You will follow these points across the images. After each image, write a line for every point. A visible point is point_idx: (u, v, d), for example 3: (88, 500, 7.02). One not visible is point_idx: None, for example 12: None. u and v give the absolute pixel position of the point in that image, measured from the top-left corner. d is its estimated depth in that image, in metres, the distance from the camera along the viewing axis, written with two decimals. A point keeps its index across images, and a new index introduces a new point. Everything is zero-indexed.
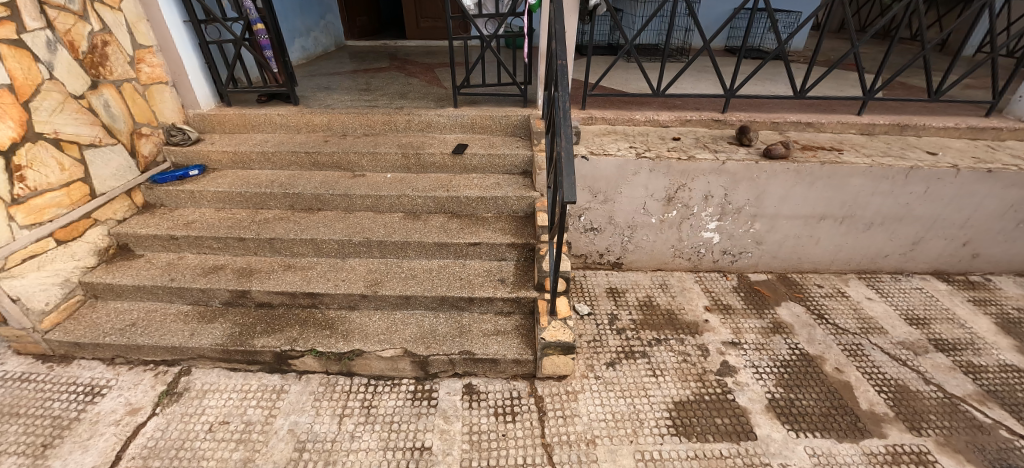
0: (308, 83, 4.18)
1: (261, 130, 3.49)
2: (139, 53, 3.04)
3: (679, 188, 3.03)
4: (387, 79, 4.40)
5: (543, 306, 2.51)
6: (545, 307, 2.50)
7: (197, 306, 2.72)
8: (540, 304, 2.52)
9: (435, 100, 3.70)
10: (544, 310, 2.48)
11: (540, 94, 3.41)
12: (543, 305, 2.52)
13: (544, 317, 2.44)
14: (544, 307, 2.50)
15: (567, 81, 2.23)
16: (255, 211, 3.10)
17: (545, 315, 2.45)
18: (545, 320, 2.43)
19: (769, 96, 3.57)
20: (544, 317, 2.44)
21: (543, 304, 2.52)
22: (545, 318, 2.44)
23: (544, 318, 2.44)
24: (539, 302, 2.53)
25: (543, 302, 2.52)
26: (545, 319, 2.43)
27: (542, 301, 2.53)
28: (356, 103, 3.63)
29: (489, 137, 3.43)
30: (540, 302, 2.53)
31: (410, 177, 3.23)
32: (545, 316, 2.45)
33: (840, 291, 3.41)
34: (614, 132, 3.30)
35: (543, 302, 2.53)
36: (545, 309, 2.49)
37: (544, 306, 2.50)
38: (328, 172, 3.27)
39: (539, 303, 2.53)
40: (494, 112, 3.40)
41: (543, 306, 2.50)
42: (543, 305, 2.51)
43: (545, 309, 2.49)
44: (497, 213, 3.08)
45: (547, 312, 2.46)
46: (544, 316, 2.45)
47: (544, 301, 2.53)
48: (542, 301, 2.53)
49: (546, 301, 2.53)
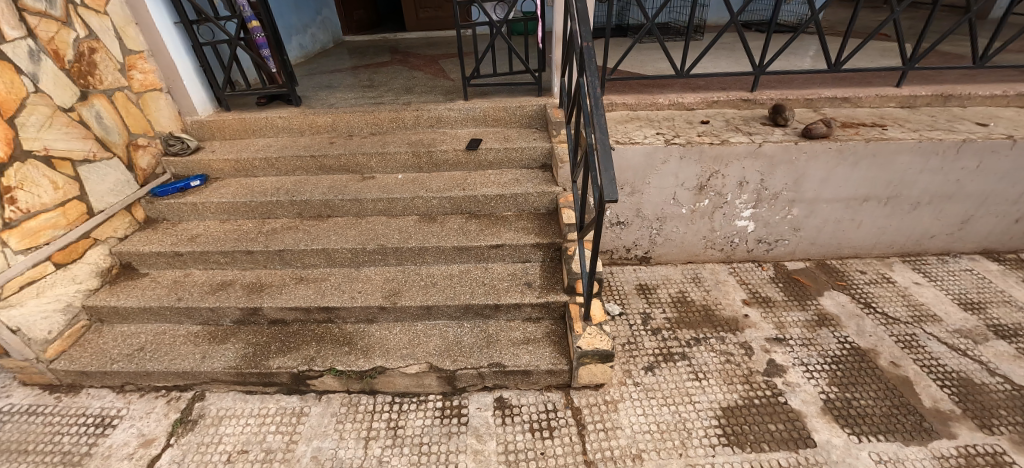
0: (309, 82, 3.99)
1: (263, 134, 3.31)
2: (130, 59, 2.86)
3: (712, 175, 2.82)
4: (390, 74, 4.19)
5: (576, 312, 2.33)
6: (579, 313, 2.32)
7: (207, 326, 2.57)
8: (573, 311, 2.34)
9: (443, 93, 3.50)
10: (578, 316, 2.31)
11: (555, 81, 3.19)
12: (577, 311, 2.34)
13: (579, 324, 2.27)
14: (578, 313, 2.32)
15: (595, 65, 2.03)
16: (262, 221, 2.93)
17: (580, 322, 2.28)
18: (580, 327, 2.25)
19: (801, 72, 3.32)
20: (579, 324, 2.27)
21: (577, 311, 2.34)
22: (580, 325, 2.27)
23: (580, 326, 2.26)
24: (572, 308, 2.36)
25: (576, 308, 2.34)
26: (580, 327, 2.26)
27: (574, 307, 2.36)
28: (360, 101, 3.43)
29: (503, 130, 3.23)
30: (573, 309, 2.36)
31: (423, 177, 3.04)
32: (579, 322, 2.28)
33: (885, 276, 3.20)
34: (638, 119, 3.09)
35: (575, 308, 2.36)
36: (578, 315, 2.31)
37: (578, 312, 2.33)
38: (336, 176, 3.09)
39: (572, 309, 2.35)
40: (508, 104, 3.20)
41: (576, 312, 2.32)
42: (577, 312, 2.33)
43: (579, 315, 2.31)
44: (517, 212, 2.89)
45: (581, 319, 2.29)
46: (579, 323, 2.28)
47: (577, 307, 2.35)
48: (575, 307, 2.36)
49: (579, 307, 2.36)
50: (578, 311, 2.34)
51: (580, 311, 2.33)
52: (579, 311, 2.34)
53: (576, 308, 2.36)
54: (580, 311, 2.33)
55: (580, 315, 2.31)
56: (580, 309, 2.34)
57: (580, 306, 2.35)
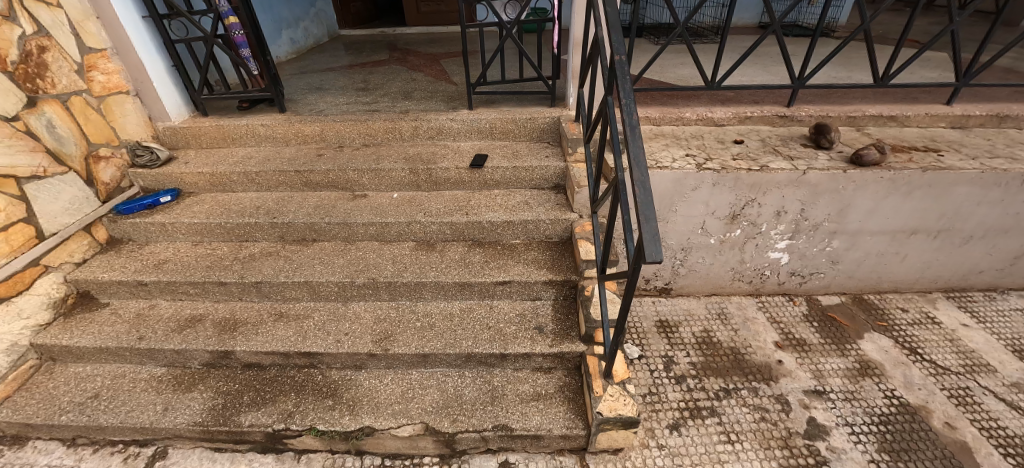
0: (298, 83, 3.64)
1: (244, 143, 2.97)
2: (89, 59, 2.51)
3: (747, 203, 2.50)
4: (387, 75, 3.84)
5: (593, 366, 2.02)
6: (597, 369, 2.01)
7: (173, 368, 2.26)
8: (589, 365, 2.03)
9: (445, 100, 3.16)
10: (596, 372, 2.00)
11: (570, 91, 2.85)
12: (594, 365, 2.03)
13: (597, 383, 1.96)
14: (595, 369, 2.01)
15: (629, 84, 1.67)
16: (239, 244, 2.61)
17: (598, 380, 1.97)
18: (599, 388, 1.94)
19: (842, 86, 2.99)
20: (597, 383, 1.96)
21: (594, 365, 2.03)
22: (599, 383, 1.96)
23: (598, 386, 1.95)
24: (589, 360, 2.05)
25: (593, 361, 2.03)
26: (599, 387, 1.95)
27: (591, 360, 2.04)
28: (353, 107, 3.09)
29: (512, 145, 2.89)
30: (589, 362, 2.04)
31: (421, 197, 2.71)
32: (598, 380, 1.97)
33: (929, 316, 2.90)
34: (663, 135, 2.76)
35: (593, 360, 2.04)
36: (596, 371, 2.00)
37: (596, 367, 2.01)
38: (324, 194, 2.77)
39: (589, 363, 2.04)
40: (517, 115, 2.86)
41: (593, 367, 2.01)
42: (593, 366, 2.02)
43: (597, 371, 2.00)
44: (527, 240, 2.57)
45: (600, 376, 1.98)
46: (597, 381, 1.97)
47: (594, 360, 2.04)
48: (591, 359, 2.05)
49: (597, 360, 2.04)
50: (596, 365, 2.02)
51: (598, 366, 2.01)
52: (596, 366, 2.02)
53: (593, 362, 2.04)
54: (598, 365, 2.02)
55: (598, 371, 2.00)
56: (598, 362, 2.03)
57: (597, 360, 2.03)
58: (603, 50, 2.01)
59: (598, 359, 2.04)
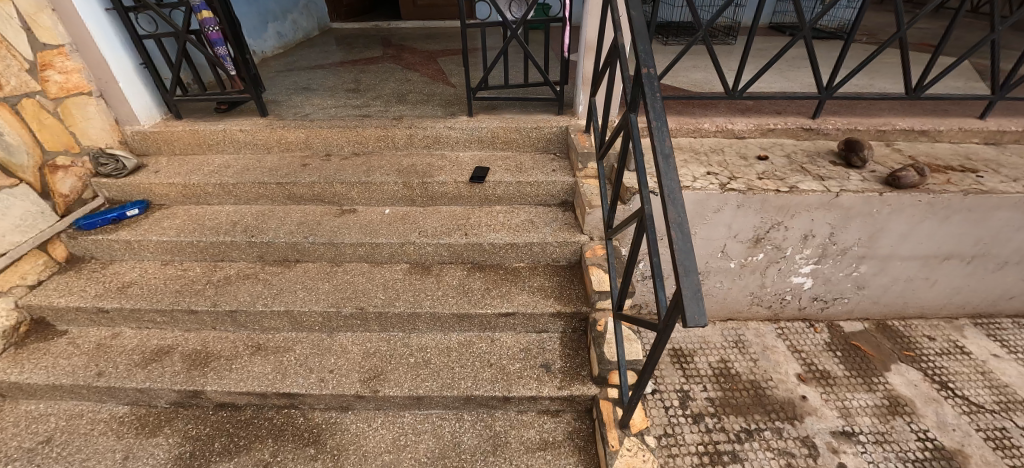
0: (283, 83, 3.37)
1: (222, 150, 2.72)
2: (43, 56, 2.23)
3: (773, 226, 2.29)
4: (380, 74, 3.57)
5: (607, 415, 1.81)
6: (611, 418, 1.80)
7: (137, 407, 2.03)
8: (602, 412, 1.82)
9: (442, 104, 2.91)
10: (610, 421, 1.78)
11: (579, 98, 2.61)
12: (607, 413, 1.81)
13: (612, 434, 1.75)
14: (609, 418, 1.80)
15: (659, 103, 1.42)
16: (214, 264, 2.36)
17: (612, 431, 1.76)
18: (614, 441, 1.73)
19: (871, 96, 2.78)
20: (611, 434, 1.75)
21: (607, 413, 1.81)
22: (614, 436, 1.74)
23: (612, 438, 1.73)
24: (602, 406, 1.83)
25: (607, 407, 1.82)
26: (614, 439, 1.73)
27: (605, 406, 1.83)
28: (341, 111, 2.83)
29: (515, 155, 2.66)
30: (603, 408, 1.83)
31: (415, 213, 2.48)
32: (612, 431, 1.76)
33: (956, 345, 2.72)
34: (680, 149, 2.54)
35: (606, 406, 1.83)
36: (610, 420, 1.79)
37: (610, 415, 1.80)
38: (309, 209, 2.52)
39: (602, 410, 1.83)
40: (522, 122, 2.62)
41: (607, 415, 1.80)
42: (607, 414, 1.81)
43: (611, 421, 1.79)
44: (531, 263, 2.35)
45: (614, 426, 1.77)
46: (611, 433, 1.75)
47: (608, 406, 1.83)
48: (605, 405, 1.83)
49: (611, 405, 1.83)
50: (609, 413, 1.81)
51: (613, 415, 1.80)
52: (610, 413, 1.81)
53: (607, 408, 1.83)
54: (612, 413, 1.81)
55: (612, 420, 1.79)
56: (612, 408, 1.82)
57: (612, 405, 1.82)
58: (625, 58, 1.76)
59: (613, 405, 1.82)
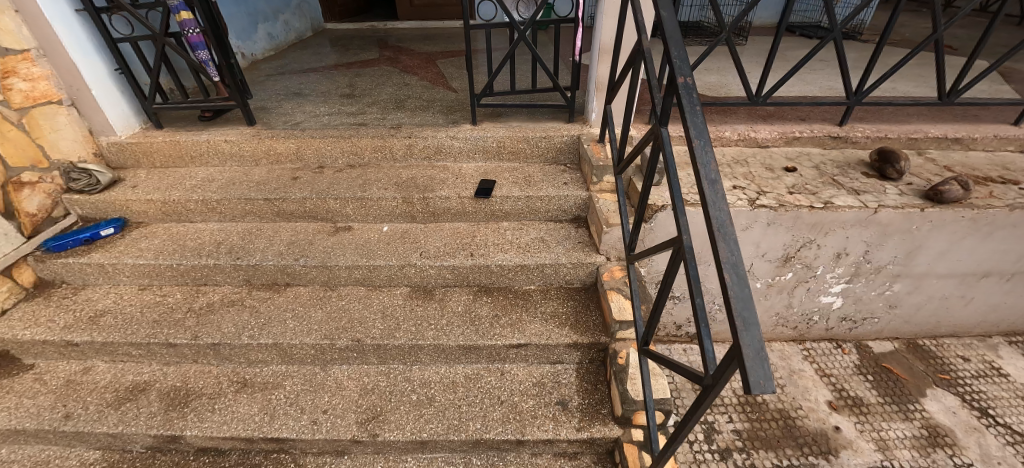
0: (273, 88, 3.17)
1: (206, 162, 2.52)
2: (5, 62, 2.02)
3: (805, 245, 2.12)
4: (376, 78, 3.38)
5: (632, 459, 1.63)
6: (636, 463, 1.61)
7: (110, 452, 1.83)
8: (626, 456, 1.64)
9: (443, 111, 2.71)
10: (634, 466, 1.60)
11: (591, 105, 2.41)
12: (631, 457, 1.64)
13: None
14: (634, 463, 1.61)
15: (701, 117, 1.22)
16: (196, 289, 2.16)
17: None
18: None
19: (901, 102, 2.61)
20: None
21: (631, 457, 1.64)
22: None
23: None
24: (626, 450, 1.66)
25: (631, 451, 1.65)
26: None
27: (629, 449, 1.66)
28: (334, 119, 2.63)
29: (523, 167, 2.47)
30: (626, 451, 1.66)
31: (416, 231, 2.29)
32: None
33: (993, 366, 2.56)
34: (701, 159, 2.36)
35: (630, 449, 1.65)
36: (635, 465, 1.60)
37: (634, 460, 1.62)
38: (300, 227, 2.32)
39: (625, 453, 1.65)
40: (530, 131, 2.43)
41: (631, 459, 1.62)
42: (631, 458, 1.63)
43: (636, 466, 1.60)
44: (543, 285, 2.16)
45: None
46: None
47: (632, 449, 1.65)
48: (629, 448, 1.66)
49: (635, 449, 1.66)
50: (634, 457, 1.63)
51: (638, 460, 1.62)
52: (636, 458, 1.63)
53: (631, 452, 1.65)
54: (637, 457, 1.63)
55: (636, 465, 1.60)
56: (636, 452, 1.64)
57: (636, 449, 1.65)
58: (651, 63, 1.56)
59: (638, 449, 1.65)
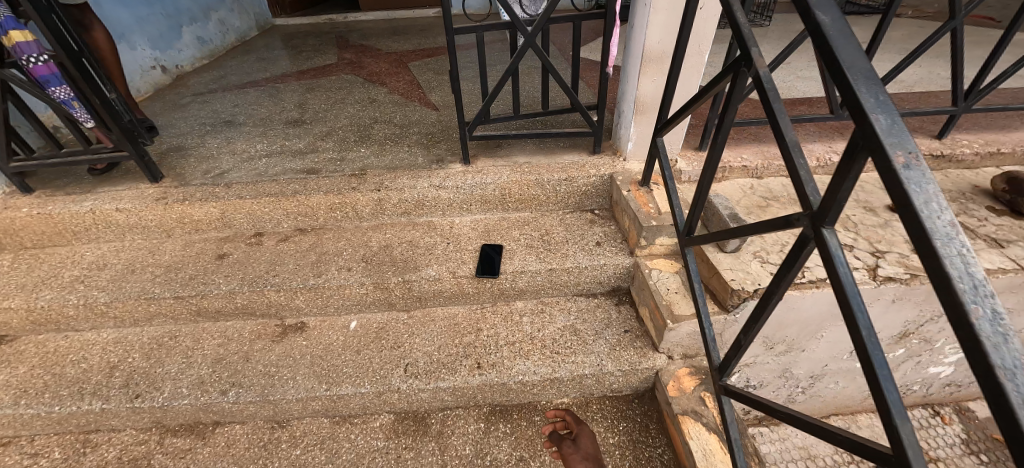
0: (199, 117, 2.44)
1: (98, 236, 1.81)
2: None
3: (932, 319, 1.56)
4: (333, 93, 2.65)
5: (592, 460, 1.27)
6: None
7: None
8: (585, 455, 1.28)
9: (423, 143, 2.04)
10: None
11: (626, 131, 1.76)
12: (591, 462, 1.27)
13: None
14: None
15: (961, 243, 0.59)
16: (85, 439, 1.50)
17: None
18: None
19: (1010, 104, 2.03)
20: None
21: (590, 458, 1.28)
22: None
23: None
24: (580, 444, 1.32)
25: (582, 435, 1.35)
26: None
27: (586, 439, 1.34)
28: (273, 163, 1.92)
29: (538, 221, 1.83)
30: (576, 442, 1.33)
31: (397, 325, 1.64)
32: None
33: None
34: (776, 199, 1.77)
35: (587, 440, 1.34)
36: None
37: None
38: (233, 330, 1.65)
39: (582, 448, 1.30)
40: (543, 168, 1.79)
41: (589, 452, 1.29)
42: (580, 456, 1.28)
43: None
44: (579, 397, 1.56)
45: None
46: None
47: (588, 437, 1.34)
48: (585, 439, 1.34)
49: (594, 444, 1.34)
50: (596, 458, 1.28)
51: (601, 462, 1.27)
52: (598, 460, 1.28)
53: (591, 449, 1.31)
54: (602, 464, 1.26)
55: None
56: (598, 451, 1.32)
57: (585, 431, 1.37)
58: (773, 98, 0.92)
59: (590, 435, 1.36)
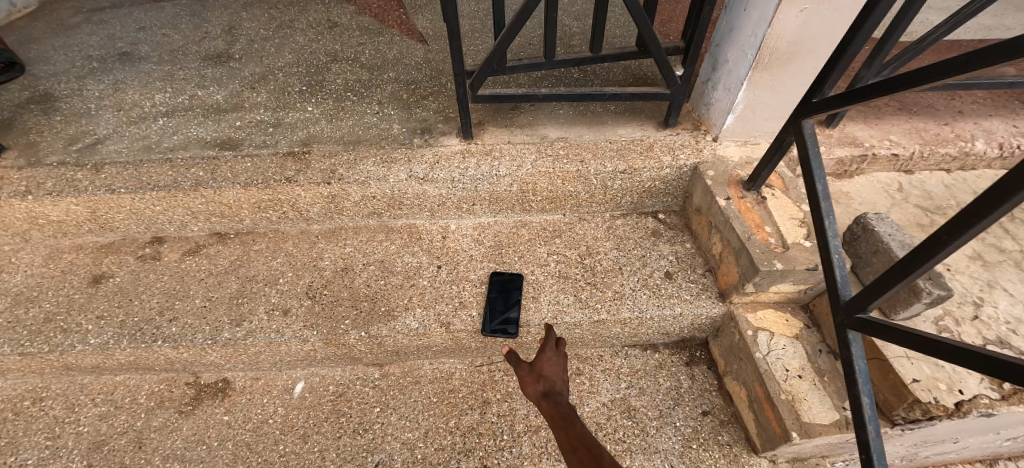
0: (85, 45, 1.69)
1: None
2: None
3: None
4: (279, 11, 1.87)
5: (546, 391, 0.82)
6: (563, 404, 0.77)
7: None
8: (538, 380, 0.84)
9: (402, 98, 1.34)
10: (560, 416, 0.73)
11: (725, 96, 1.08)
12: (544, 391, 0.82)
13: (566, 436, 0.67)
14: (554, 403, 0.78)
15: None
16: None
17: (568, 430, 0.69)
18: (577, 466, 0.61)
19: None
20: (567, 438, 0.67)
21: (544, 386, 0.83)
22: (579, 436, 0.66)
23: (582, 447, 0.63)
24: (538, 366, 0.88)
25: (548, 357, 0.89)
26: (579, 451, 0.63)
27: (551, 365, 0.88)
28: (171, 127, 1.25)
29: (575, 232, 1.22)
30: (537, 364, 0.89)
31: (364, 392, 1.11)
32: (567, 432, 0.68)
33: None
34: (940, 213, 1.20)
35: (554, 366, 0.88)
36: (558, 404, 0.77)
37: (553, 405, 0.77)
38: (123, 391, 1.12)
39: (539, 370, 0.87)
40: (589, 152, 1.15)
41: (546, 380, 0.85)
42: (531, 382, 0.85)
43: (560, 411, 0.74)
44: None
45: (576, 421, 0.70)
46: (560, 434, 0.69)
47: (556, 362, 0.89)
48: (549, 364, 0.88)
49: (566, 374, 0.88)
50: (557, 389, 0.83)
51: (561, 392, 0.81)
52: (559, 393, 0.82)
53: (555, 378, 0.85)
54: (561, 396, 0.80)
55: (566, 412, 0.74)
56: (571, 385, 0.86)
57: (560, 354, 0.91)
58: None
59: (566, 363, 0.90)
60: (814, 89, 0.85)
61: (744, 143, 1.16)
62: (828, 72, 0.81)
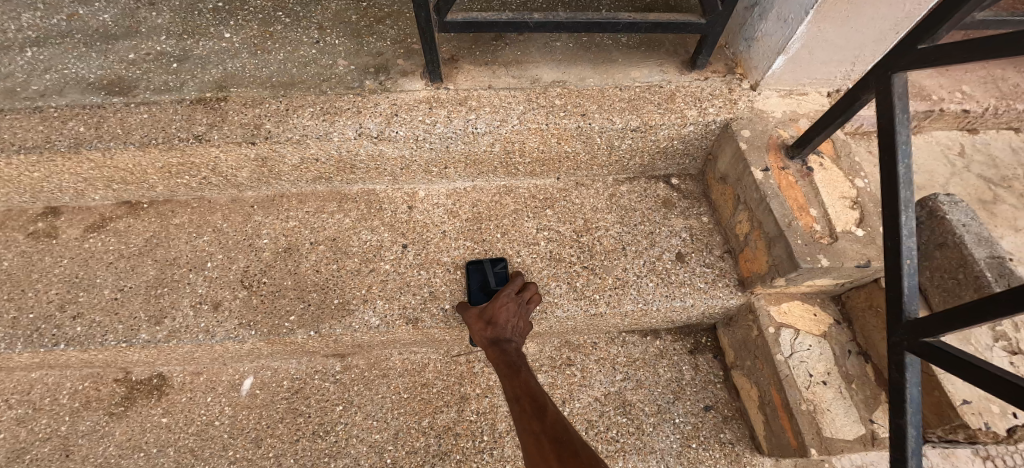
0: None
1: None
2: None
3: None
4: None
5: (494, 338, 0.79)
6: (511, 352, 0.77)
7: None
8: (487, 327, 0.79)
9: (350, 20, 1.03)
10: (506, 365, 0.74)
11: (773, 30, 0.84)
12: (493, 337, 0.79)
13: (512, 386, 0.70)
14: (502, 352, 0.76)
15: None
16: None
17: (513, 380, 0.71)
18: (519, 415, 0.65)
19: None
20: (511, 386, 0.70)
21: (493, 333, 0.79)
22: (523, 386, 0.69)
23: (525, 399, 0.66)
24: (487, 309, 0.81)
25: (501, 302, 0.81)
26: (522, 401, 0.66)
27: (504, 310, 0.80)
28: (40, 59, 0.94)
29: (571, 202, 1.01)
30: (487, 307, 0.82)
31: (323, 388, 0.97)
32: (513, 383, 0.71)
33: None
34: (1004, 185, 1.01)
35: (507, 312, 0.80)
36: (506, 353, 0.77)
37: (500, 354, 0.77)
38: (42, 390, 0.94)
39: (489, 314, 0.80)
40: (591, 102, 0.90)
41: (494, 326, 0.79)
42: (479, 328, 0.80)
43: (507, 361, 0.75)
44: None
45: (522, 372, 0.72)
46: (505, 383, 0.71)
47: (510, 308, 0.81)
48: (501, 310, 0.80)
49: (520, 319, 0.82)
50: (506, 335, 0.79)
51: (509, 339, 0.79)
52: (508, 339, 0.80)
53: (507, 323, 0.79)
54: (508, 341, 0.79)
55: (513, 360, 0.75)
56: (527, 332, 0.82)
57: (517, 298, 0.83)
58: None
59: (523, 307, 0.83)
60: (925, 31, 0.59)
61: (789, 93, 0.94)
62: (950, 10, 0.55)
